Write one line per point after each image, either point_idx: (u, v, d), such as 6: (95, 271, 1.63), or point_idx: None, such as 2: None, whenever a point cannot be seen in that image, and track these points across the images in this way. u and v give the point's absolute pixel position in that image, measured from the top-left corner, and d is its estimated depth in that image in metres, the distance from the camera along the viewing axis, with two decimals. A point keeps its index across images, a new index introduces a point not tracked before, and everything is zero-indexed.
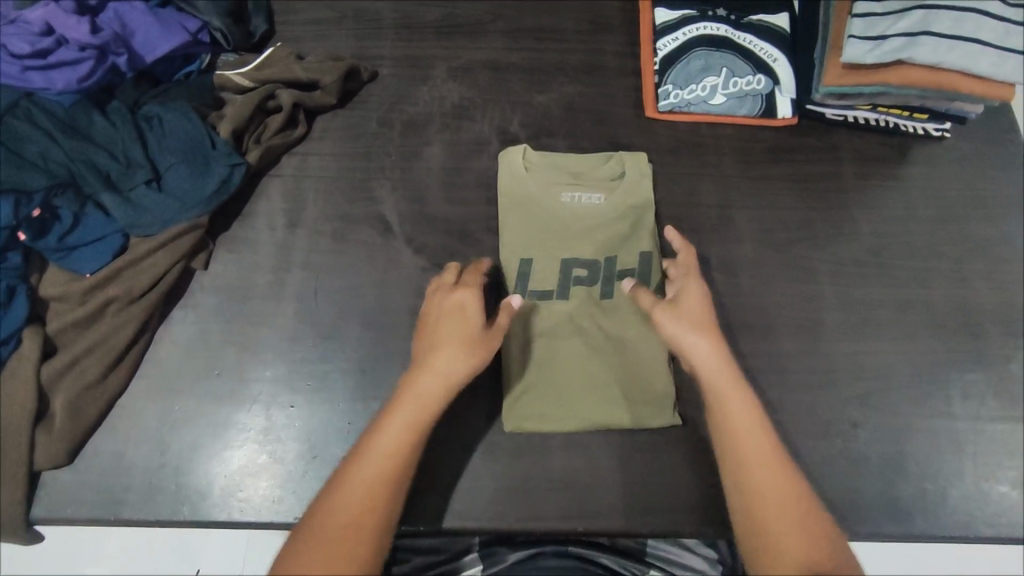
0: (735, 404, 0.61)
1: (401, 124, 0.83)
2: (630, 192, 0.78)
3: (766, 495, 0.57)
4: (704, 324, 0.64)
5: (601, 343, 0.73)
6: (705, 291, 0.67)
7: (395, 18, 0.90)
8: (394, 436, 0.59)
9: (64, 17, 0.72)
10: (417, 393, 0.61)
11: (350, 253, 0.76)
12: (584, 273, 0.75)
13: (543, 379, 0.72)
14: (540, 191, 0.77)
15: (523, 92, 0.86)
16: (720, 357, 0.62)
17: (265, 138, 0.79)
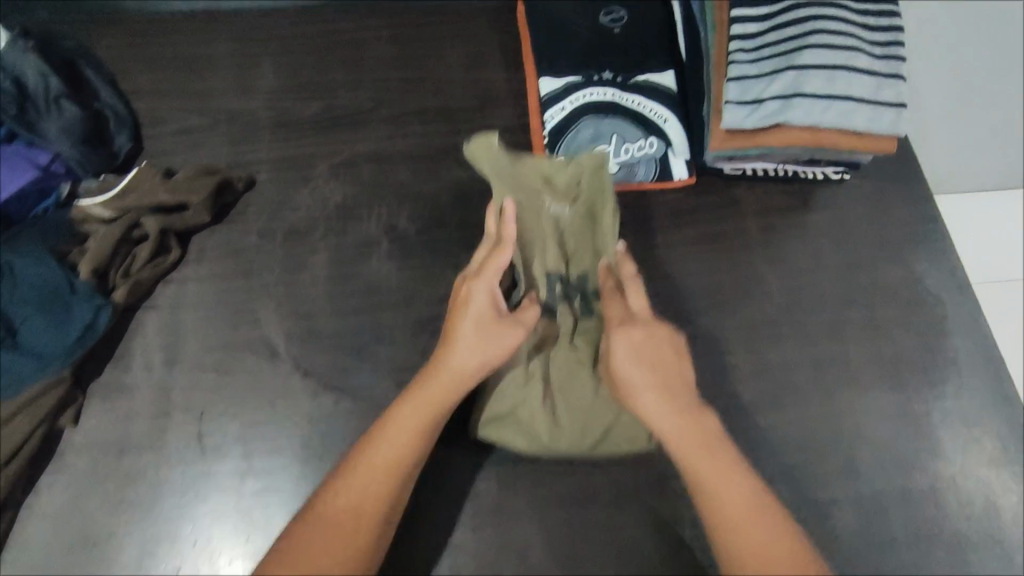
0: (702, 464, 0.61)
1: (284, 234, 0.79)
2: (598, 200, 0.75)
3: (748, 553, 0.58)
4: (651, 376, 0.64)
5: (578, 366, 0.72)
6: (636, 336, 0.65)
7: (272, 116, 0.86)
8: (406, 435, 0.62)
9: None
10: (429, 393, 0.64)
11: (235, 385, 0.72)
12: (561, 288, 0.75)
13: (518, 411, 0.70)
14: (517, 194, 0.74)
15: (411, 182, 0.83)
16: (670, 416, 0.62)
17: (136, 269, 0.74)
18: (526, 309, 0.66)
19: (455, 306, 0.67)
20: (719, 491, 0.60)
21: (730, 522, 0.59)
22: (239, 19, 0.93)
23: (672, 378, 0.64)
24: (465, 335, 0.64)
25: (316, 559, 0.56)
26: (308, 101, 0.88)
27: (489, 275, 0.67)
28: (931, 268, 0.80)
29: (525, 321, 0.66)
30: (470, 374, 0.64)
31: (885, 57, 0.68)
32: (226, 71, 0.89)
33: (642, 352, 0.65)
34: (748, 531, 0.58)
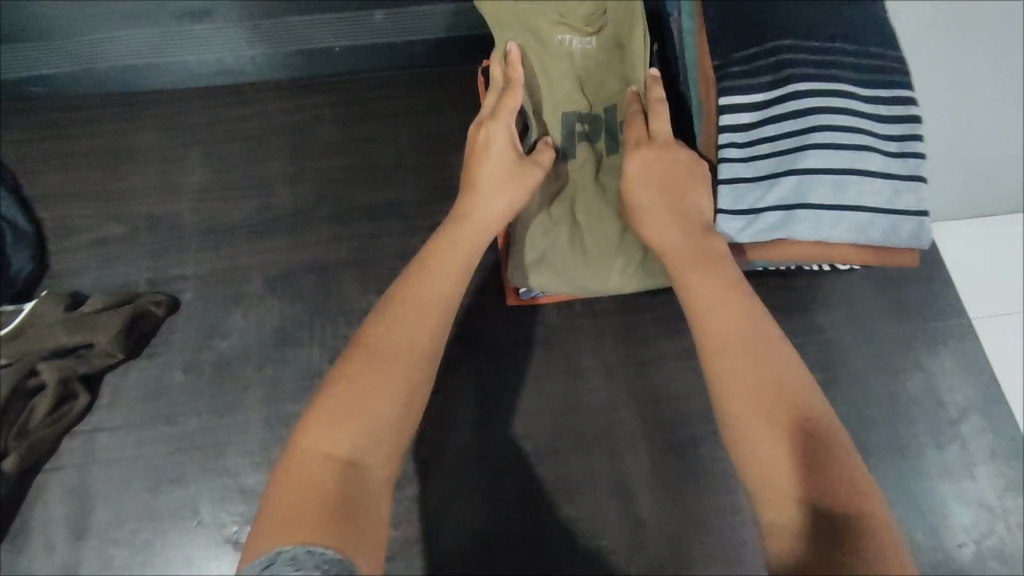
0: (696, 281, 0.53)
1: (212, 368, 0.68)
2: (621, 24, 0.71)
3: (739, 380, 0.48)
4: (656, 193, 0.58)
5: (607, 203, 0.69)
6: (648, 156, 0.60)
7: (199, 221, 0.75)
8: (438, 265, 0.57)
9: None
10: (464, 236, 0.59)
11: (154, 563, 0.61)
12: (587, 128, 0.72)
13: (547, 254, 0.68)
14: (522, 33, 0.71)
15: (358, 294, 0.72)
16: (667, 223, 0.57)
17: (34, 425, 0.63)
18: (544, 151, 0.64)
19: (474, 149, 0.64)
20: (711, 314, 0.52)
21: (731, 363, 0.49)
22: (160, 103, 0.82)
23: (677, 191, 0.58)
24: (487, 171, 0.61)
25: (364, 411, 0.48)
26: (241, 200, 0.77)
27: (507, 113, 0.63)
28: (955, 373, 0.71)
29: (546, 164, 0.64)
30: (497, 207, 0.60)
31: (901, 154, 0.59)
32: (148, 168, 0.78)
33: (653, 169, 0.59)
34: (750, 359, 0.49)
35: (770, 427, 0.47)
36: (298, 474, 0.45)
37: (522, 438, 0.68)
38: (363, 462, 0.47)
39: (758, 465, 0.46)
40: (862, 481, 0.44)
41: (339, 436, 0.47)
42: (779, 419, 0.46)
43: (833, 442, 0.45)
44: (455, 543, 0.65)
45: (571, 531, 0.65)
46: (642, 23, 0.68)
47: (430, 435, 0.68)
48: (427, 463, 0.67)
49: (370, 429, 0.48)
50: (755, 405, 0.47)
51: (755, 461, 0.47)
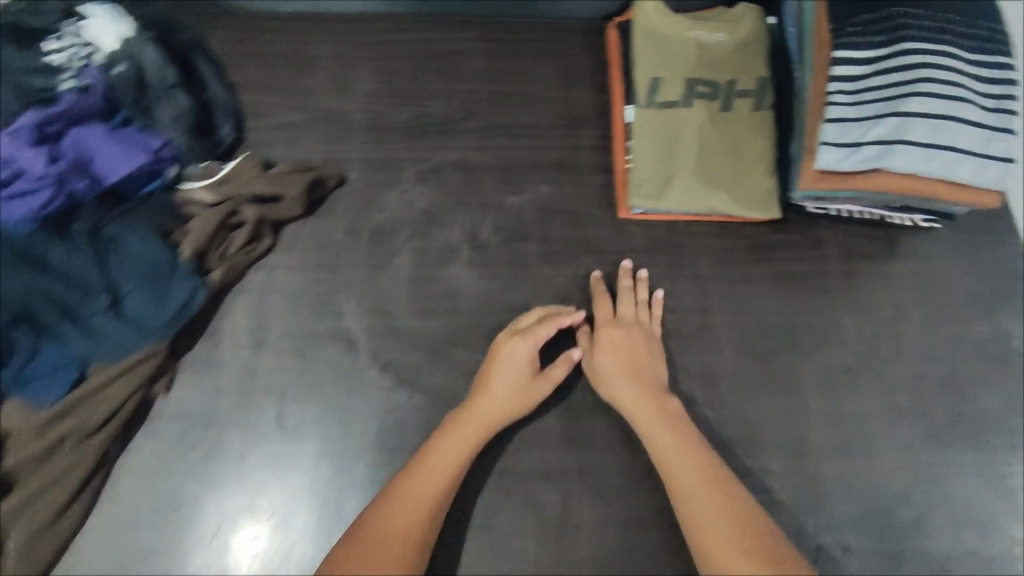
0: (661, 440, 0.69)
1: (372, 232, 0.82)
2: (750, 28, 0.87)
3: (703, 525, 0.64)
4: (627, 372, 0.73)
5: (718, 149, 0.82)
6: (618, 336, 0.75)
7: (366, 119, 0.89)
8: (446, 458, 0.68)
9: (24, 149, 0.71)
10: (461, 428, 0.69)
11: (315, 374, 0.75)
12: (706, 90, 0.85)
13: (666, 181, 0.82)
14: (666, 26, 0.87)
15: (495, 192, 0.86)
16: (636, 393, 0.71)
17: (231, 253, 0.78)
18: (562, 362, 0.73)
19: (490, 360, 0.73)
20: (675, 465, 0.68)
21: (700, 514, 0.65)
22: (336, 20, 0.96)
23: (642, 383, 0.72)
24: (502, 387, 0.71)
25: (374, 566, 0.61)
26: (401, 106, 0.91)
27: (532, 336, 0.73)
28: (1019, 328, 0.79)
29: (553, 377, 0.73)
30: (504, 417, 0.70)
31: (996, 110, 0.68)
32: (325, 75, 0.92)
33: (624, 361, 0.73)
34: (710, 506, 0.65)
35: (745, 557, 0.62)
36: None
37: None
38: None
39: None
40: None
41: None
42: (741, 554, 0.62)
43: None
44: (559, 400, 0.75)
45: None
46: (764, 40, 0.87)
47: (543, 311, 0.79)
48: None
49: None
50: (721, 538, 0.63)
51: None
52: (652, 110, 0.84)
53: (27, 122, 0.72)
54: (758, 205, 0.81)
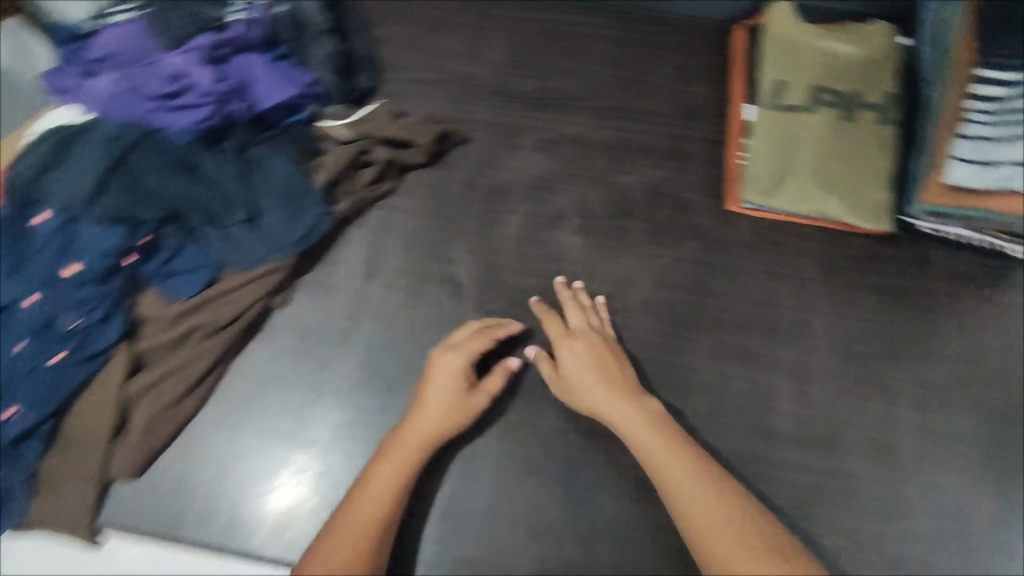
0: (649, 442, 0.68)
1: (488, 190, 0.86)
2: (881, 45, 0.87)
3: (702, 525, 0.62)
4: (597, 381, 0.71)
5: (834, 156, 0.83)
6: (576, 347, 0.74)
7: (492, 87, 0.94)
8: (391, 465, 0.67)
9: (198, 66, 0.77)
10: (414, 419, 0.70)
11: (420, 311, 0.79)
12: (829, 99, 0.86)
13: (778, 180, 0.83)
14: (796, 34, 0.88)
15: (607, 169, 0.89)
16: (611, 403, 0.70)
17: (357, 189, 0.83)
18: (500, 369, 0.74)
19: (425, 377, 0.72)
20: (669, 466, 0.66)
21: (693, 520, 0.63)
22: None
23: (607, 404, 0.70)
24: (437, 401, 0.70)
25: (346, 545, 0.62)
26: (526, 79, 0.95)
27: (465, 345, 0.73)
28: None
29: (490, 388, 0.73)
30: (445, 425, 0.69)
31: None
32: (459, 40, 0.98)
33: (585, 382, 0.72)
34: (707, 503, 0.63)
35: (748, 553, 0.60)
36: None
37: (720, 312, 0.80)
38: None
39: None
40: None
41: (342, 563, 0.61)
42: (743, 550, 0.60)
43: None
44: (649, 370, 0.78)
45: (747, 392, 0.77)
46: (895, 59, 0.87)
47: (642, 286, 0.82)
48: (638, 307, 0.81)
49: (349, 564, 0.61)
50: (723, 536, 0.61)
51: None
52: (772, 111, 0.86)
53: (203, 43, 0.78)
54: (867, 216, 0.81)
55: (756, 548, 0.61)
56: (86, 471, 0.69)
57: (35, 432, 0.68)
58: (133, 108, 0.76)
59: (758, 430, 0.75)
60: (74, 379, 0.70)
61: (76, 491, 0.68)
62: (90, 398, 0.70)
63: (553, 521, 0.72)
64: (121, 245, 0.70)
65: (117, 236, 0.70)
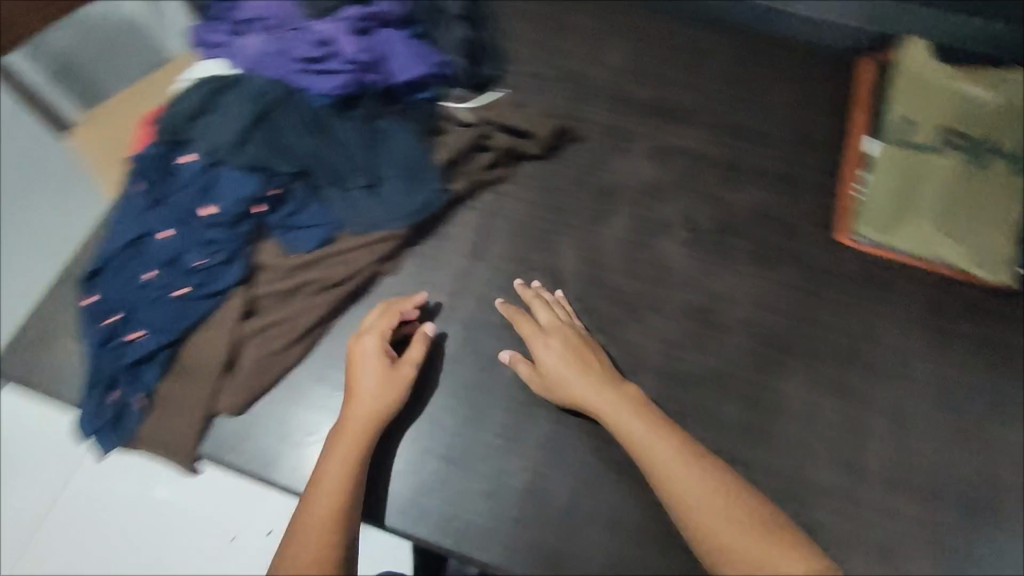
0: (633, 425, 0.67)
1: (597, 189, 0.88)
2: (1016, 95, 0.89)
3: (690, 502, 0.60)
4: (573, 374, 0.71)
5: (958, 202, 0.85)
6: (550, 342, 0.73)
7: (610, 89, 0.94)
8: (343, 449, 0.66)
9: (344, 36, 0.81)
10: (367, 387, 0.70)
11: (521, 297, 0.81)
12: (960, 142, 0.88)
13: (898, 220, 0.85)
14: (929, 77, 0.91)
15: (718, 184, 0.89)
16: (590, 395, 0.69)
17: (473, 170, 0.85)
18: (415, 341, 0.74)
19: (351, 362, 0.72)
20: (652, 449, 0.64)
21: (681, 500, 0.61)
22: None
23: (579, 399, 0.70)
24: (368, 382, 0.70)
25: (319, 505, 0.61)
26: (644, 85, 0.95)
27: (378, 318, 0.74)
28: None
29: (412, 359, 0.73)
30: (385, 401, 0.70)
31: None
32: (581, 38, 0.99)
33: (556, 380, 0.71)
34: (694, 480, 0.61)
35: (740, 525, 0.58)
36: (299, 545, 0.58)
37: (820, 341, 0.79)
38: (322, 543, 0.58)
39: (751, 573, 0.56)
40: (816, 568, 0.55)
41: (319, 520, 0.60)
42: (737, 522, 0.58)
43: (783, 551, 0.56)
44: (743, 390, 0.77)
45: (842, 426, 0.75)
46: None
47: (742, 304, 0.81)
48: (736, 324, 0.80)
49: (324, 518, 0.60)
50: (711, 512, 0.59)
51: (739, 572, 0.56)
52: (901, 149, 0.88)
53: (351, 15, 0.83)
54: (993, 265, 0.82)
55: (747, 521, 0.59)
56: (196, 401, 0.73)
57: (153, 357, 0.73)
58: (279, 67, 0.80)
59: (849, 466, 0.74)
60: (193, 314, 0.74)
61: (184, 418, 0.72)
62: (205, 334, 0.74)
63: (634, 524, 0.70)
64: (255, 193, 0.75)
65: (255, 184, 0.75)
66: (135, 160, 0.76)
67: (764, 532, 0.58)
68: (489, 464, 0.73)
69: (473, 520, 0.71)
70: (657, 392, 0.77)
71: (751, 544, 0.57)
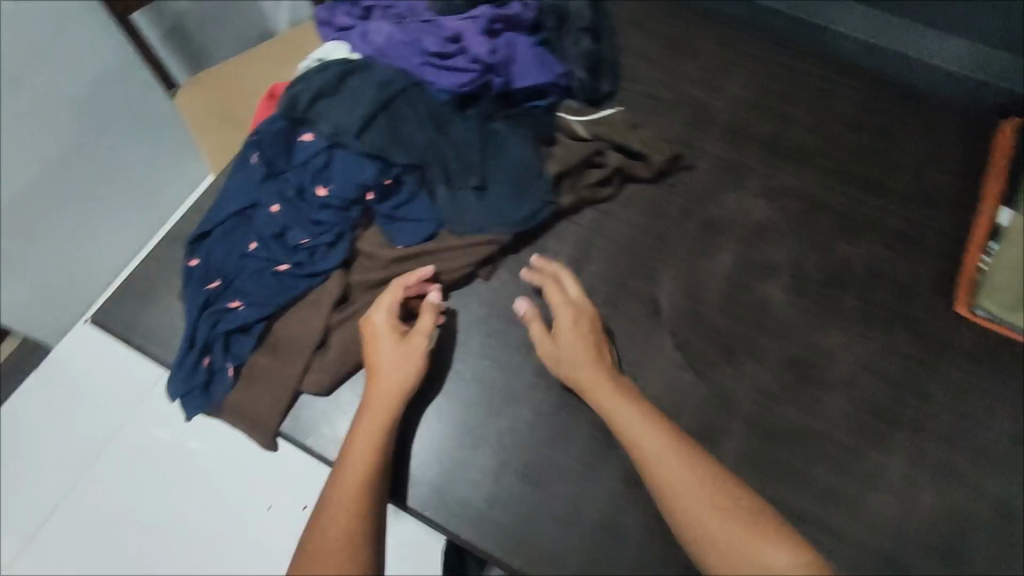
0: (620, 410, 0.68)
1: (704, 222, 0.85)
2: None
3: (680, 492, 0.63)
4: (582, 358, 0.71)
5: None
6: (579, 322, 0.73)
7: (727, 121, 0.92)
8: (365, 426, 0.65)
9: (474, 34, 0.81)
10: (387, 363, 0.68)
11: (614, 322, 0.79)
12: None
13: None
14: None
15: (831, 233, 0.85)
16: (594, 375, 0.70)
17: (582, 185, 0.83)
18: (426, 311, 0.71)
19: (365, 339, 0.71)
20: (643, 439, 0.66)
21: (674, 490, 0.63)
22: (726, 24, 1.00)
23: (586, 377, 0.70)
24: (385, 359, 0.68)
25: (349, 485, 0.61)
26: (763, 120, 0.92)
27: (395, 290, 0.71)
28: None
29: (423, 329, 0.70)
30: (399, 375, 0.67)
31: None
32: (702, 66, 0.96)
33: (569, 358, 0.72)
34: (687, 474, 0.64)
35: (726, 518, 0.62)
36: (335, 526, 0.59)
37: (921, 413, 0.76)
38: (358, 525, 0.59)
39: (727, 563, 0.60)
40: (798, 562, 0.60)
41: (353, 500, 0.60)
42: (721, 516, 0.62)
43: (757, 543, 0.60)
44: (835, 453, 0.74)
45: (939, 507, 0.71)
46: None
47: (843, 363, 0.78)
48: (835, 383, 0.77)
49: (359, 496, 0.61)
50: (698, 501, 0.62)
51: (723, 556, 0.60)
52: None
53: (483, 15, 0.83)
54: None
55: (730, 513, 0.62)
56: (285, 379, 0.73)
57: (249, 329, 0.74)
58: (406, 59, 0.81)
59: (943, 552, 0.69)
60: (292, 292, 0.74)
61: (271, 394, 0.73)
62: (300, 314, 0.74)
63: None
64: (368, 181, 0.74)
65: (370, 172, 0.74)
66: (259, 134, 0.76)
67: (743, 524, 0.62)
68: (565, 489, 0.71)
69: (544, 544, 0.69)
70: (747, 442, 0.74)
71: (734, 538, 0.60)
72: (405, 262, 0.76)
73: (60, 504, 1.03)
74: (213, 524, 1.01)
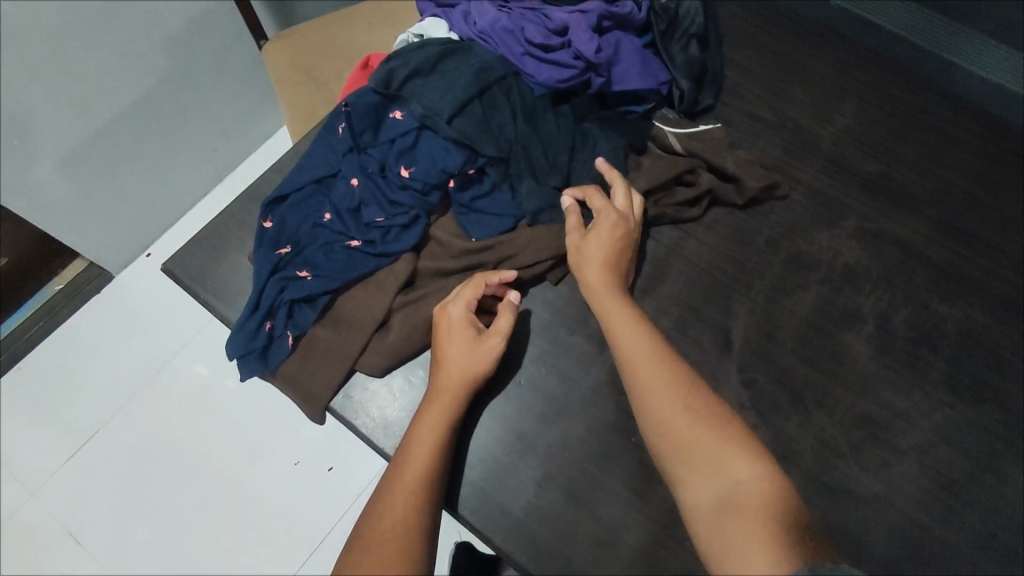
0: (610, 305, 0.67)
1: (790, 256, 0.80)
2: None
3: (649, 388, 0.61)
4: (603, 260, 0.70)
5: None
6: (617, 231, 0.71)
7: (831, 152, 0.86)
8: (432, 423, 0.64)
9: (582, 29, 0.77)
10: (458, 354, 0.67)
11: (681, 348, 0.76)
12: None
13: None
14: None
15: (927, 289, 0.79)
16: (600, 274, 0.69)
17: (667, 203, 0.79)
18: (504, 309, 0.69)
19: (437, 331, 0.69)
20: (623, 336, 0.65)
21: (648, 390, 0.61)
22: (844, 48, 0.94)
23: (599, 277, 0.69)
24: (456, 352, 0.67)
25: (410, 475, 0.60)
26: (870, 156, 0.86)
27: (475, 285, 0.70)
28: None
29: (500, 330, 0.69)
30: (471, 374, 0.66)
31: None
32: (813, 90, 0.90)
33: (591, 251, 0.70)
34: (657, 372, 0.62)
35: (700, 427, 0.58)
36: (392, 515, 0.58)
37: (997, 498, 0.70)
38: (415, 517, 0.58)
39: (682, 460, 0.57)
40: (760, 477, 0.55)
41: (412, 492, 0.59)
42: (695, 426, 0.58)
43: (724, 466, 0.56)
44: (898, 523, 0.69)
45: None
46: None
47: (922, 430, 0.73)
48: (910, 450, 0.72)
49: (417, 488, 0.60)
50: (668, 401, 0.60)
51: (681, 454, 0.57)
52: None
53: (594, 9, 0.79)
54: None
55: (704, 424, 0.58)
56: (342, 355, 0.73)
57: (314, 300, 0.73)
58: (507, 46, 0.78)
59: None
60: (360, 269, 0.73)
61: (327, 368, 0.73)
62: (365, 292, 0.74)
63: None
64: (452, 169, 0.72)
65: (456, 160, 0.72)
66: (351, 106, 0.73)
67: (718, 437, 0.57)
68: (606, 512, 0.69)
69: (576, 564, 0.67)
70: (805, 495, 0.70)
71: (701, 446, 0.57)
72: (477, 256, 0.75)
73: (99, 433, 1.05)
74: (245, 473, 1.03)
